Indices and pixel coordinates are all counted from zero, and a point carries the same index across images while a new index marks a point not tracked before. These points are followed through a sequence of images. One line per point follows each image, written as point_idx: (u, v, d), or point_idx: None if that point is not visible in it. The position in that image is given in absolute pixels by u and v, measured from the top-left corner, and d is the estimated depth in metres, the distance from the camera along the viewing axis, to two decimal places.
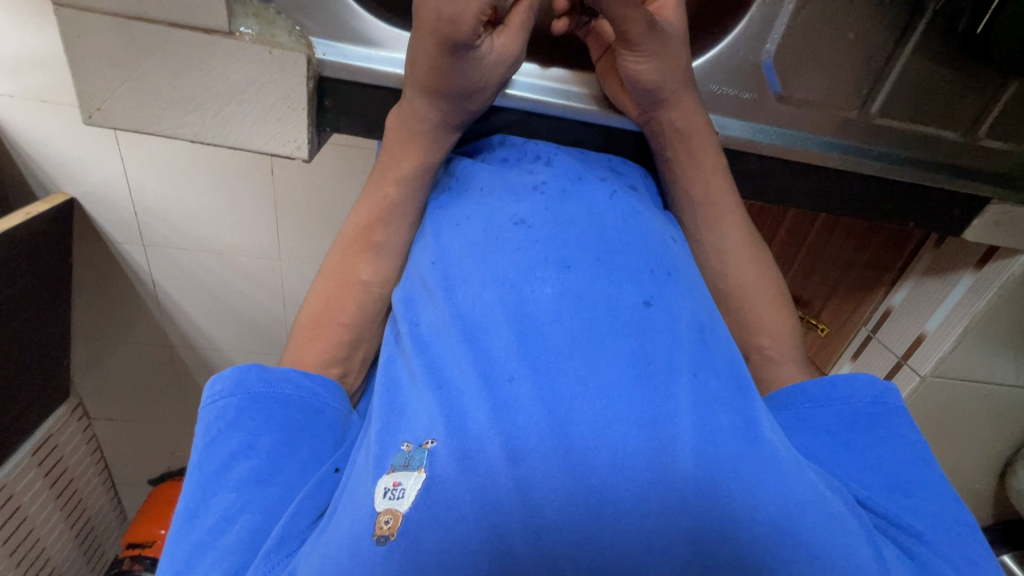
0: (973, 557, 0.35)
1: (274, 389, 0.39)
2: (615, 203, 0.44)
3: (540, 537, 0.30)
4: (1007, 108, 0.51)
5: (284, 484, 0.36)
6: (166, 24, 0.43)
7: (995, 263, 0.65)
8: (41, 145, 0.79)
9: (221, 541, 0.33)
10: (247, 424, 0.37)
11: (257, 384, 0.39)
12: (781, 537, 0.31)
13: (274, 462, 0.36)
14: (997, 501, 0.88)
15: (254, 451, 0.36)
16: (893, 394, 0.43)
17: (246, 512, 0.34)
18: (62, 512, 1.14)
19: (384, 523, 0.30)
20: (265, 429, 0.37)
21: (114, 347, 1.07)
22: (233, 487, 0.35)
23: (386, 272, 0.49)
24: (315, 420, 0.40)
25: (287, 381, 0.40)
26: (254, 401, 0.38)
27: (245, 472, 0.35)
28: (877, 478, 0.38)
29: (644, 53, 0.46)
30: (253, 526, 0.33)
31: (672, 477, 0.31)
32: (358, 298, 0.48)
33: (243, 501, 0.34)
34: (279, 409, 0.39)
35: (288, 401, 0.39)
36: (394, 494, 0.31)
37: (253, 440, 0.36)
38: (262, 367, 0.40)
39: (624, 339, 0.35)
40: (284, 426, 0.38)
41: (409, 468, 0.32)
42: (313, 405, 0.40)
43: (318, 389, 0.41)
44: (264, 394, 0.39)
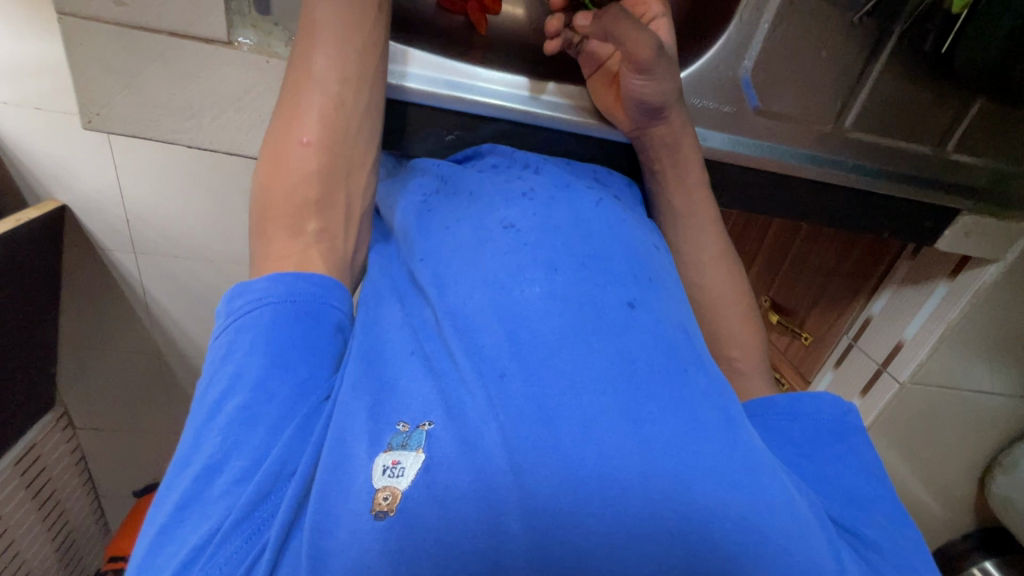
0: (921, 565, 0.36)
1: (261, 306, 0.36)
2: (600, 209, 0.46)
3: (534, 520, 0.30)
4: (972, 125, 0.54)
5: (275, 420, 0.32)
6: (167, 33, 0.44)
7: (969, 273, 0.68)
8: (36, 152, 0.80)
9: (210, 493, 0.30)
10: (235, 353, 0.34)
11: (245, 305, 0.36)
12: (757, 527, 0.32)
13: (262, 392, 0.33)
14: (975, 509, 0.90)
15: (240, 383, 0.33)
16: (853, 416, 0.44)
17: (235, 458, 0.31)
18: (43, 524, 1.12)
19: (383, 499, 0.30)
20: (251, 355, 0.34)
21: (101, 356, 1.06)
22: (219, 431, 0.32)
23: (344, 74, 0.44)
24: (307, 337, 0.36)
25: (272, 292, 0.36)
26: (240, 326, 0.35)
27: (233, 408, 0.32)
28: (837, 489, 0.40)
29: (651, 76, 0.48)
30: (242, 472, 0.31)
31: (656, 470, 0.31)
32: (315, 110, 0.42)
33: (229, 445, 0.31)
34: (267, 329, 0.35)
35: (276, 311, 0.36)
36: (393, 472, 0.31)
37: (240, 369, 0.33)
38: (246, 286, 0.37)
39: (609, 336, 0.37)
40: (272, 346, 0.34)
41: (407, 448, 0.32)
42: (306, 310, 0.37)
43: (312, 289, 0.37)
44: (250, 315, 0.35)
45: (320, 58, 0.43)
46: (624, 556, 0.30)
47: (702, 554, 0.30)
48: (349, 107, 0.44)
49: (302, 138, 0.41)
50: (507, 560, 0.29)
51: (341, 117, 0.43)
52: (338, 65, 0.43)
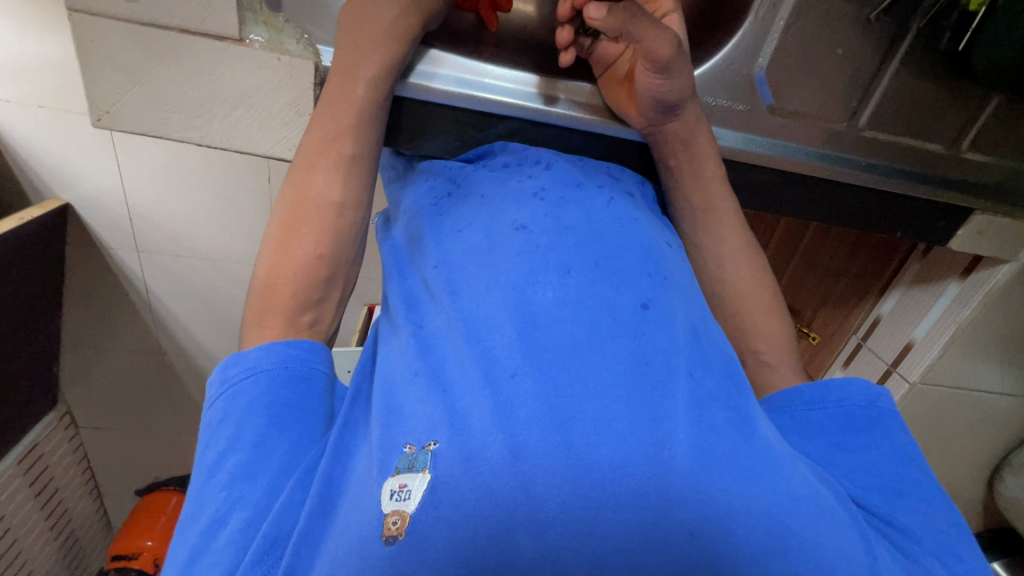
0: (963, 555, 0.36)
1: (254, 373, 0.37)
2: (612, 210, 0.46)
3: (544, 532, 0.30)
4: (988, 123, 0.53)
5: (273, 474, 0.33)
6: (178, 30, 0.43)
7: (979, 273, 0.67)
8: (40, 149, 0.79)
9: (215, 545, 0.31)
10: (232, 418, 0.35)
11: (238, 374, 0.38)
12: (776, 532, 0.31)
13: (260, 451, 0.34)
14: (986, 508, 0.89)
15: (238, 444, 0.34)
16: (886, 399, 0.44)
17: (238, 510, 0.32)
18: (47, 522, 1.12)
19: (392, 524, 0.30)
20: (250, 415, 0.35)
21: (104, 354, 1.06)
22: (222, 487, 0.33)
23: (345, 190, 0.44)
24: (304, 392, 0.37)
25: (265, 357, 0.38)
26: (236, 393, 0.37)
27: (234, 466, 0.33)
28: (870, 478, 0.39)
29: (668, 75, 0.47)
30: (244, 524, 0.32)
31: (672, 472, 0.31)
32: (317, 217, 0.43)
33: (233, 499, 0.33)
34: (264, 389, 0.37)
35: (269, 376, 0.37)
36: (401, 496, 0.30)
37: (238, 432, 0.35)
38: (241, 354, 0.39)
39: (623, 339, 0.36)
40: (267, 408, 0.36)
41: (413, 470, 0.31)
42: (299, 373, 0.38)
43: (302, 354, 0.39)
44: (244, 382, 0.37)
45: (324, 178, 0.44)
46: (638, 569, 0.30)
47: (716, 566, 0.30)
48: (351, 210, 0.45)
49: (308, 248, 0.42)
50: (516, 567, 0.29)
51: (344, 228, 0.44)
52: (342, 173, 0.44)
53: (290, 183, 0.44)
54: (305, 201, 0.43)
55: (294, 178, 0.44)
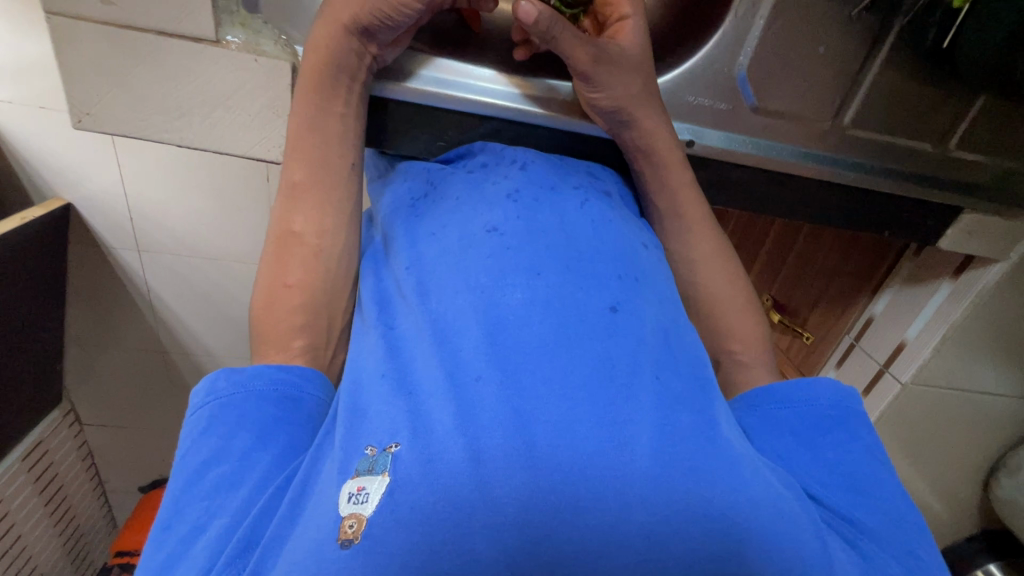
0: (919, 553, 0.36)
1: (245, 390, 0.38)
2: (586, 211, 0.46)
3: (500, 536, 0.30)
4: (976, 120, 0.53)
5: (255, 483, 0.34)
6: (155, 32, 0.44)
7: (971, 272, 0.67)
8: (39, 150, 0.80)
9: (192, 552, 0.32)
10: (220, 430, 0.36)
11: (228, 387, 0.38)
12: (736, 534, 0.31)
13: (245, 463, 0.35)
14: (980, 510, 0.89)
15: (224, 455, 0.35)
16: (853, 399, 0.44)
17: (217, 519, 0.33)
18: (50, 519, 1.13)
19: (348, 527, 0.30)
20: (238, 428, 0.36)
21: (107, 352, 1.07)
22: (205, 496, 0.34)
23: (324, 222, 0.46)
24: (291, 411, 0.38)
25: (258, 377, 0.39)
26: (225, 404, 0.37)
27: (218, 477, 0.34)
28: (832, 475, 0.39)
29: (598, 86, 0.48)
30: (221, 531, 0.32)
31: (631, 475, 0.31)
32: (300, 254, 0.45)
33: (215, 509, 0.33)
34: (252, 407, 0.37)
35: (260, 396, 0.38)
36: (358, 499, 0.31)
37: (226, 444, 0.35)
38: (234, 369, 0.39)
39: (591, 342, 0.36)
40: (256, 423, 0.37)
41: (373, 472, 0.31)
42: (289, 395, 0.39)
43: (296, 379, 0.40)
44: (234, 396, 0.38)
45: (303, 215, 0.46)
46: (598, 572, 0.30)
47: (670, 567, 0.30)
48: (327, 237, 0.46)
49: (286, 279, 0.44)
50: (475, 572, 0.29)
51: (326, 257, 0.45)
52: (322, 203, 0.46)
53: (275, 226, 0.46)
54: (286, 239, 0.45)
55: (277, 220, 0.46)
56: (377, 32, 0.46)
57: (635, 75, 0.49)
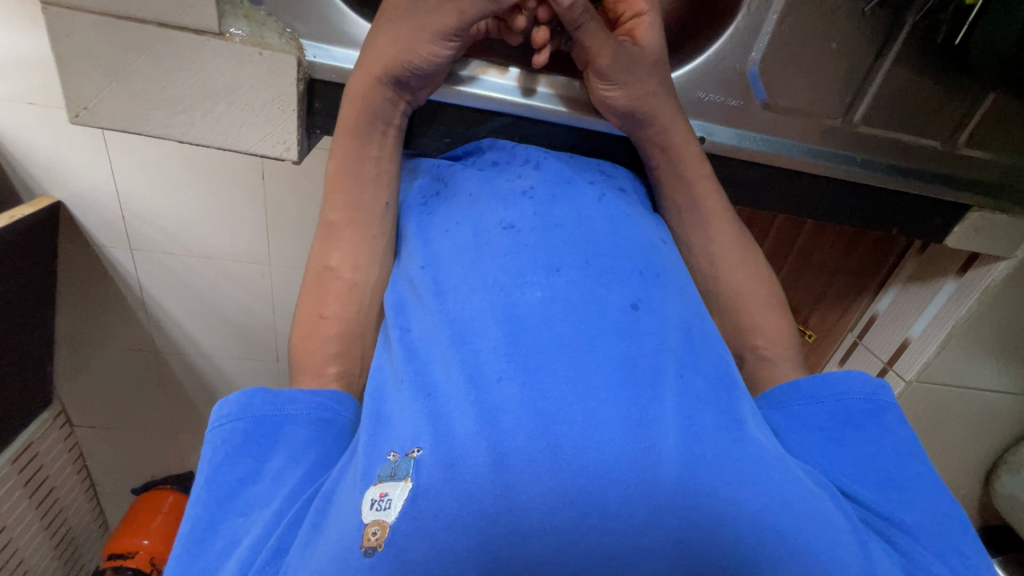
0: (965, 551, 0.35)
1: (281, 412, 0.37)
2: (604, 206, 0.45)
3: (527, 543, 0.29)
4: (985, 118, 0.53)
5: (284, 500, 0.34)
6: (156, 24, 0.43)
7: (977, 269, 0.67)
8: (29, 146, 0.78)
9: (225, 567, 0.32)
10: (256, 450, 0.36)
11: (263, 408, 0.37)
12: (768, 536, 0.30)
13: (279, 481, 0.35)
14: (984, 505, 0.89)
15: (262, 475, 0.35)
16: (885, 391, 0.43)
17: (249, 533, 0.33)
18: (42, 521, 1.11)
19: (371, 535, 0.29)
20: (274, 449, 0.36)
21: (99, 353, 1.05)
22: (240, 512, 0.34)
23: (358, 256, 0.46)
24: (325, 432, 0.38)
25: (294, 400, 0.38)
26: (260, 424, 0.37)
27: (254, 496, 0.35)
28: (871, 473, 0.39)
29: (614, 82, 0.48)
30: (252, 545, 0.32)
31: (658, 478, 0.30)
32: (335, 287, 0.45)
33: (249, 525, 0.33)
34: (288, 429, 0.37)
35: (295, 422, 0.37)
36: (381, 505, 0.30)
37: (261, 465, 0.36)
38: (271, 392, 0.38)
39: (613, 340, 0.35)
40: (290, 444, 0.36)
41: (396, 478, 0.31)
42: (320, 417, 0.38)
43: (326, 403, 0.39)
44: (270, 418, 0.37)
45: (341, 251, 0.46)
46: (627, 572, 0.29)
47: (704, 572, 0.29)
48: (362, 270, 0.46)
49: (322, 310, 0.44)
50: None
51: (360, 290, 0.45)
52: (351, 240, 0.46)
53: (312, 262, 0.46)
54: (322, 274, 0.45)
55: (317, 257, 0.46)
56: (410, 81, 0.47)
57: (648, 73, 0.48)
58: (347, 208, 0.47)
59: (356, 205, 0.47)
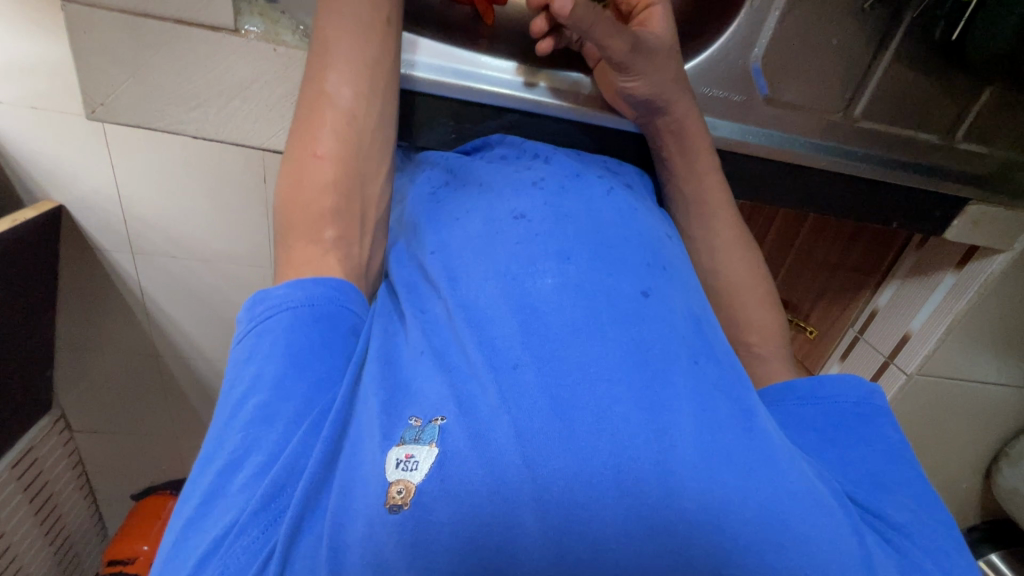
0: (950, 552, 0.35)
1: (280, 311, 0.36)
2: (612, 199, 0.46)
3: (551, 510, 0.30)
4: (982, 112, 0.54)
5: (290, 419, 0.33)
6: (173, 21, 0.43)
7: (975, 263, 0.68)
8: (32, 149, 0.78)
9: (232, 488, 0.31)
10: (255, 358, 0.35)
11: (263, 312, 0.36)
12: (771, 529, 0.31)
13: (279, 393, 0.33)
14: (983, 499, 0.90)
15: (259, 385, 0.33)
16: (878, 396, 0.44)
17: (255, 452, 0.31)
18: (41, 527, 1.11)
19: (396, 493, 0.30)
20: (273, 356, 0.34)
21: (99, 356, 1.05)
22: (242, 427, 0.32)
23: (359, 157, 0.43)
24: (328, 330, 0.36)
25: (292, 295, 0.37)
26: (260, 334, 0.36)
27: (253, 408, 0.33)
28: (859, 472, 0.39)
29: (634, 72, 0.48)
30: (259, 465, 0.31)
31: (672, 459, 0.31)
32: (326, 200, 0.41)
33: (251, 441, 0.32)
34: (289, 328, 0.35)
35: (296, 314, 0.36)
36: (407, 466, 0.30)
37: (259, 373, 0.34)
38: (267, 293, 0.38)
39: (624, 327, 0.36)
40: (291, 349, 0.35)
41: (420, 442, 0.31)
42: (325, 313, 0.37)
43: (328, 292, 0.38)
44: (270, 322, 0.36)
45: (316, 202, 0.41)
46: (634, 559, 0.30)
47: (712, 557, 0.30)
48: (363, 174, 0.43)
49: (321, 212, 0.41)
50: (522, 545, 0.29)
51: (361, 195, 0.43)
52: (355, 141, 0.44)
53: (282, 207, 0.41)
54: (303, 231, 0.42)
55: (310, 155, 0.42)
56: None
57: (669, 59, 0.49)
58: None
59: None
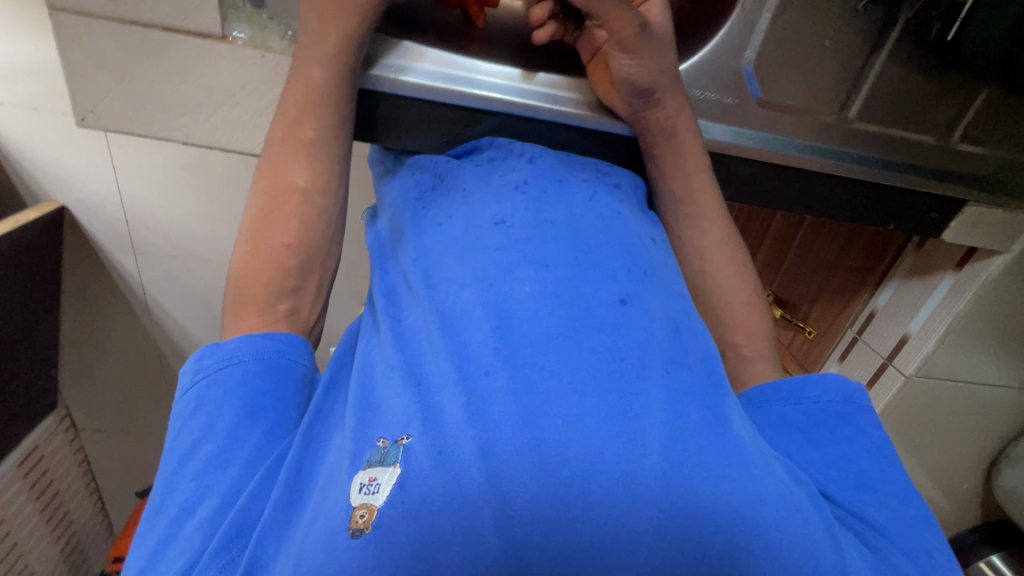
0: (933, 553, 0.35)
1: (231, 364, 0.38)
2: (594, 204, 0.45)
3: (513, 530, 0.29)
4: (980, 113, 0.53)
5: (242, 464, 0.34)
6: (160, 28, 0.43)
7: (975, 263, 0.67)
8: (32, 152, 0.79)
9: (183, 533, 0.32)
10: (208, 407, 0.36)
11: (213, 362, 0.38)
12: (742, 532, 0.31)
13: (232, 440, 0.35)
14: (983, 500, 0.89)
15: (212, 433, 0.35)
16: (862, 395, 0.44)
17: (207, 499, 0.33)
18: (48, 525, 1.12)
19: (359, 517, 0.30)
20: (224, 405, 0.36)
21: (102, 356, 1.06)
22: (194, 475, 0.34)
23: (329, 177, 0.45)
24: (279, 379, 0.38)
25: (243, 349, 0.39)
26: (211, 385, 0.37)
27: (206, 457, 0.34)
28: (842, 473, 0.39)
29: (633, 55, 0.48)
30: (212, 512, 0.32)
31: (641, 470, 0.31)
32: (289, 220, 0.43)
33: (204, 488, 0.33)
34: (241, 380, 0.37)
35: (245, 367, 0.38)
36: (370, 489, 0.30)
37: (212, 421, 0.35)
38: (218, 344, 0.39)
39: (598, 335, 0.36)
40: (243, 397, 0.36)
41: (385, 464, 0.31)
42: (274, 364, 0.39)
43: (279, 345, 0.39)
44: (219, 371, 0.38)
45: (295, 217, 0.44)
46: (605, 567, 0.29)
47: (682, 565, 0.30)
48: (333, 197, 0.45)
49: (283, 237, 0.43)
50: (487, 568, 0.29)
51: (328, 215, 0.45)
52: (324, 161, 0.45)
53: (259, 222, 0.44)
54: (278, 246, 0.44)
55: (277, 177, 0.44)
56: None
57: (665, 52, 0.49)
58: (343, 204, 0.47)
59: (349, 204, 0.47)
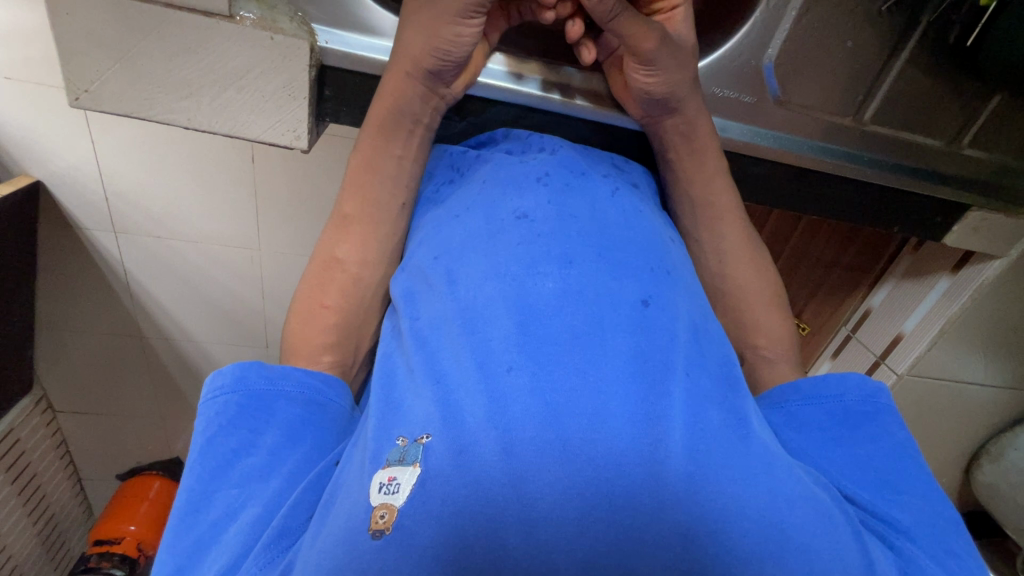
0: (957, 551, 0.36)
1: (276, 388, 0.40)
2: (616, 200, 0.45)
3: (535, 532, 0.30)
4: (989, 121, 0.53)
5: (286, 476, 0.36)
6: (162, 4, 0.41)
7: (970, 268, 0.68)
8: (7, 123, 0.75)
9: (225, 536, 0.34)
10: (249, 423, 0.38)
11: (257, 381, 0.39)
12: (769, 534, 0.31)
13: (275, 457, 0.37)
14: (962, 492, 0.93)
15: (255, 449, 0.37)
16: (883, 394, 0.44)
17: (249, 506, 0.35)
18: (26, 509, 1.09)
19: (379, 518, 0.30)
20: (267, 426, 0.38)
21: (80, 337, 1.02)
22: (235, 483, 0.36)
23: (367, 251, 0.47)
24: (319, 413, 0.40)
25: (288, 378, 0.41)
26: (254, 397, 0.39)
27: (247, 468, 0.36)
28: (866, 474, 0.40)
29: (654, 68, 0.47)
30: (253, 519, 0.34)
31: (665, 471, 0.31)
32: (338, 280, 0.46)
33: (246, 497, 0.35)
34: (283, 405, 0.39)
35: (289, 398, 0.40)
36: (389, 489, 0.31)
37: (254, 439, 0.37)
38: (265, 366, 0.40)
39: (622, 334, 0.36)
40: (285, 422, 0.39)
41: (404, 463, 0.32)
42: (314, 400, 0.40)
43: (318, 385, 0.41)
44: (264, 391, 0.39)
45: (348, 244, 0.47)
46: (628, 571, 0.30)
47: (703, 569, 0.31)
48: (368, 267, 0.47)
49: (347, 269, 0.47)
50: (507, 567, 0.30)
51: (366, 287, 0.46)
52: (364, 236, 0.47)
53: (321, 252, 0.47)
54: (328, 264, 0.46)
55: (324, 246, 0.47)
56: None
57: (674, 65, 0.47)
58: (360, 217, 0.47)
59: (377, 222, 0.47)
